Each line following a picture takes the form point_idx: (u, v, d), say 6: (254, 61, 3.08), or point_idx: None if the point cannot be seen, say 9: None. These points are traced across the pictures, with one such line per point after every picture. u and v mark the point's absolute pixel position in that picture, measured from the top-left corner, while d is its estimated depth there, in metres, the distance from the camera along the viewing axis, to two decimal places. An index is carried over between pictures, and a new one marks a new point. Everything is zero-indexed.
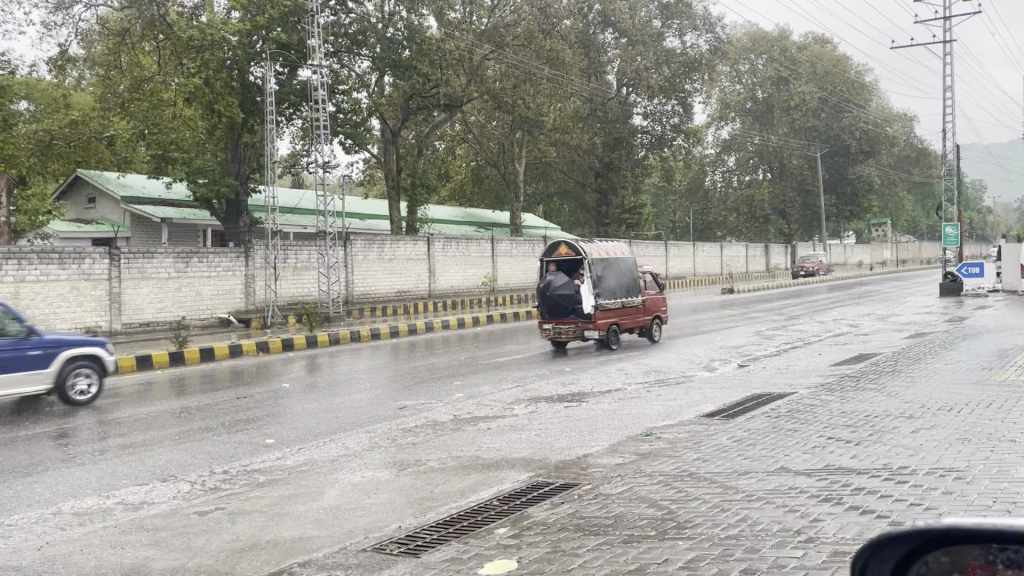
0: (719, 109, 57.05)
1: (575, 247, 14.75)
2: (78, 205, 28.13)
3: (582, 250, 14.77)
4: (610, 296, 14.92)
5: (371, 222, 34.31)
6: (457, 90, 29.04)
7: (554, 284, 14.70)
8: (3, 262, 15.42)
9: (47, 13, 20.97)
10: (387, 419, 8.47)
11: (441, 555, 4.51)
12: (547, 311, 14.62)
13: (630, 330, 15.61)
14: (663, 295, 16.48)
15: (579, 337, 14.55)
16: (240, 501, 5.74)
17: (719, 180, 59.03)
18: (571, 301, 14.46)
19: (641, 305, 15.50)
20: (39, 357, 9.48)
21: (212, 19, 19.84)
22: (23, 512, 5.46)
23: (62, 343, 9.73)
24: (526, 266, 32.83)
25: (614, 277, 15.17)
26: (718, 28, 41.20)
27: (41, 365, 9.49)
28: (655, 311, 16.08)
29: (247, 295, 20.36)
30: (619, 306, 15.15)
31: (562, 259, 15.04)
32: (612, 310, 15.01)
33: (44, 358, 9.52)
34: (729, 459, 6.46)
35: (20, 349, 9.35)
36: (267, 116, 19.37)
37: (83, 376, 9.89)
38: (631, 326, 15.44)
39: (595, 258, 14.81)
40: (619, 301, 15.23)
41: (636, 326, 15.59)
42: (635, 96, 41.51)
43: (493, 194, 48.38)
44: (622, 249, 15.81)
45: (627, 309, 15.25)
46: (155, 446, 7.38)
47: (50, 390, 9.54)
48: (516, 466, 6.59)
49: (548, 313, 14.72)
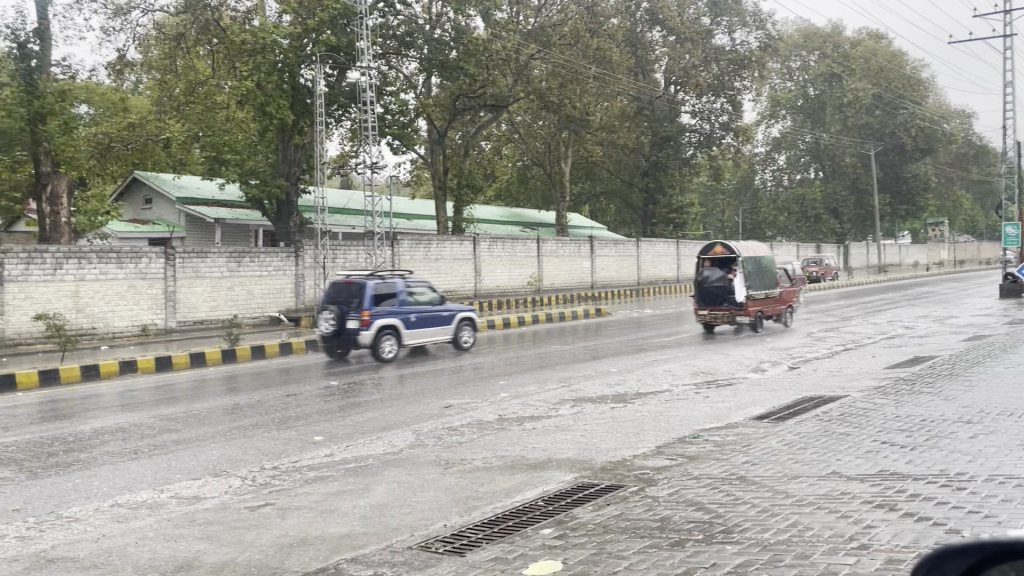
0: (769, 107, 56.19)
1: (728, 247, 17.81)
2: (135, 205, 28.90)
3: (735, 249, 17.82)
4: (756, 288, 17.94)
5: (418, 222, 34.56)
6: (504, 91, 29.09)
7: (711, 277, 17.81)
8: (64, 262, 15.89)
9: (105, 19, 21.55)
10: (432, 417, 8.52)
11: (486, 555, 4.52)
12: (704, 300, 17.73)
13: (769, 317, 18.70)
14: (793, 290, 19.55)
15: (730, 321, 17.59)
16: (289, 497, 5.84)
17: (769, 180, 58.13)
18: (726, 291, 17.54)
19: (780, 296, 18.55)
20: (447, 317, 15.20)
21: (264, 22, 20.20)
22: (81, 505, 5.62)
23: (456, 309, 15.50)
24: (572, 266, 32.73)
25: (759, 273, 18.23)
26: (769, 25, 40.47)
27: (446, 322, 15.26)
28: (787, 301, 19.19)
29: (297, 294, 20.69)
30: (763, 296, 18.21)
31: (716, 257, 18.12)
32: (758, 300, 18.04)
33: (448, 318, 15.26)
34: (779, 463, 6.34)
35: (435, 312, 15.14)
36: (317, 118, 19.66)
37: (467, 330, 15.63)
38: (771, 313, 18.49)
39: (745, 257, 17.90)
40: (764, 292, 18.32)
41: (775, 313, 18.66)
42: (683, 95, 41.10)
43: (538, 194, 48.34)
44: (761, 249, 18.88)
45: (770, 299, 18.31)
46: (208, 442, 7.54)
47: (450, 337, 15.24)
48: (561, 467, 6.56)
49: (704, 301, 17.79)
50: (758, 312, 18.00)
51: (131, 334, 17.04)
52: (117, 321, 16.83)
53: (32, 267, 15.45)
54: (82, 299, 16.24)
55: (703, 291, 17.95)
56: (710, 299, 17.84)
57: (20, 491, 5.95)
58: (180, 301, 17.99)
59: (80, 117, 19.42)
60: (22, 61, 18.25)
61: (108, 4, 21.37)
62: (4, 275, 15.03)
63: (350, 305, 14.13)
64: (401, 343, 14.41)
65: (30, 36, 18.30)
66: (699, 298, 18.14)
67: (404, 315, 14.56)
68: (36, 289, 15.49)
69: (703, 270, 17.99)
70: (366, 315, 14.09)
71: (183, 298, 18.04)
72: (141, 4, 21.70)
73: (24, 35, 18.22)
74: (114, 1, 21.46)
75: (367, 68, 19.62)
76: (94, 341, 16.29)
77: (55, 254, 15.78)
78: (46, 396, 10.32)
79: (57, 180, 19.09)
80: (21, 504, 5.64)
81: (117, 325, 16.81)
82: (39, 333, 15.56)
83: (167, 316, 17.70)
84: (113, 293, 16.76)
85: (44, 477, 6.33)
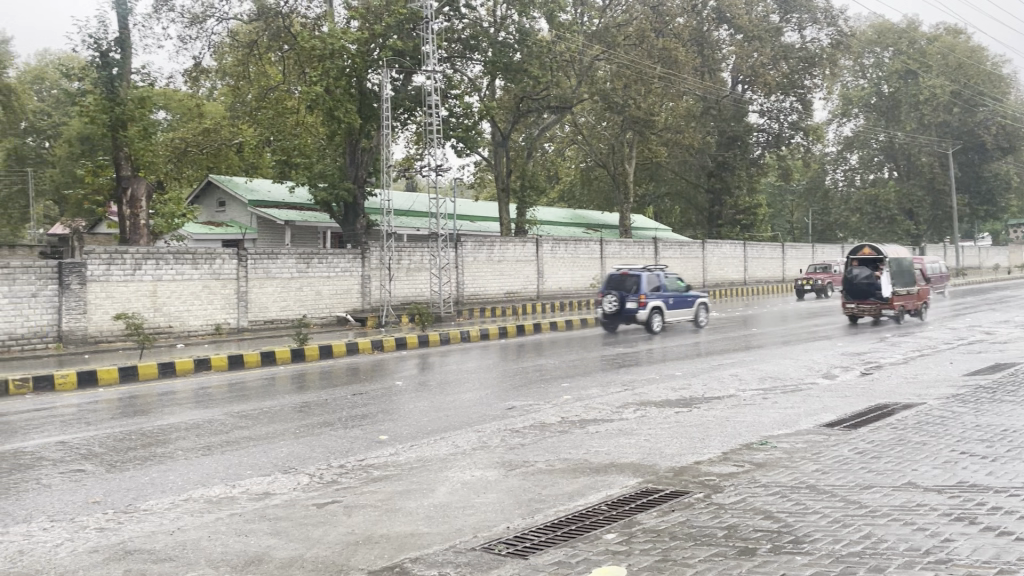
0: (841, 105, 54.73)
1: (877, 249, 19.80)
2: (210, 208, 29.82)
3: (882, 251, 19.81)
4: (901, 286, 19.91)
5: (482, 224, 34.76)
6: (568, 92, 29.03)
7: (859, 275, 19.88)
8: (143, 262, 16.48)
9: (183, 27, 22.29)
10: (495, 419, 8.54)
11: (549, 559, 4.51)
12: (853, 295, 19.87)
13: (911, 312, 20.65)
14: (930, 286, 21.43)
15: (877, 314, 19.64)
16: (355, 494, 5.92)
17: (840, 180, 56.56)
18: (873, 287, 19.58)
19: (920, 291, 20.49)
20: (690, 301, 20.03)
21: (333, 28, 20.65)
22: (157, 498, 5.81)
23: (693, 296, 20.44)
24: (636, 268, 32.44)
25: (902, 272, 20.21)
26: (841, 21, 39.25)
27: (688, 305, 20.17)
28: (927, 298, 21.06)
29: (363, 295, 21.03)
30: (906, 293, 20.16)
31: (863, 256, 20.18)
32: (902, 296, 19.97)
33: (691, 302, 20.15)
34: (851, 472, 6.15)
35: (682, 298, 20.05)
36: (383, 121, 19.96)
37: (701, 312, 20.51)
38: (914, 308, 20.46)
39: (891, 257, 19.89)
40: (907, 288, 20.25)
41: (915, 308, 20.59)
42: (751, 94, 40.34)
43: (602, 195, 48.08)
44: (903, 251, 20.84)
45: (912, 296, 20.23)
46: (277, 439, 7.71)
47: (691, 318, 20.06)
48: (625, 471, 6.50)
49: (853, 296, 19.93)
50: (903, 307, 19.91)
51: (205, 332, 17.58)
52: (193, 320, 17.39)
53: (112, 268, 16.08)
54: (160, 298, 16.83)
55: (851, 286, 20.07)
56: (857, 294, 19.96)
57: (100, 483, 6.19)
58: (252, 301, 18.48)
59: (159, 123, 20.14)
60: (104, 70, 19.03)
61: (185, 13, 22.11)
62: (86, 275, 15.65)
63: (630, 291, 19.10)
64: (664, 320, 19.24)
65: (112, 46, 19.05)
66: (846, 293, 20.25)
67: (663, 298, 19.38)
68: (116, 288, 16.11)
69: (851, 267, 20.07)
70: (642, 298, 19.07)
71: (255, 298, 18.53)
72: (216, 12, 22.39)
73: (106, 45, 19.00)
74: (191, 10, 22.19)
75: (433, 72, 19.81)
76: (170, 339, 16.87)
77: (134, 255, 16.38)
78: (126, 392, 10.72)
79: (137, 184, 19.77)
80: (101, 496, 5.87)
81: (192, 323, 17.36)
82: (119, 331, 16.20)
83: (239, 315, 18.19)
84: (189, 293, 17.31)
85: (123, 470, 6.57)
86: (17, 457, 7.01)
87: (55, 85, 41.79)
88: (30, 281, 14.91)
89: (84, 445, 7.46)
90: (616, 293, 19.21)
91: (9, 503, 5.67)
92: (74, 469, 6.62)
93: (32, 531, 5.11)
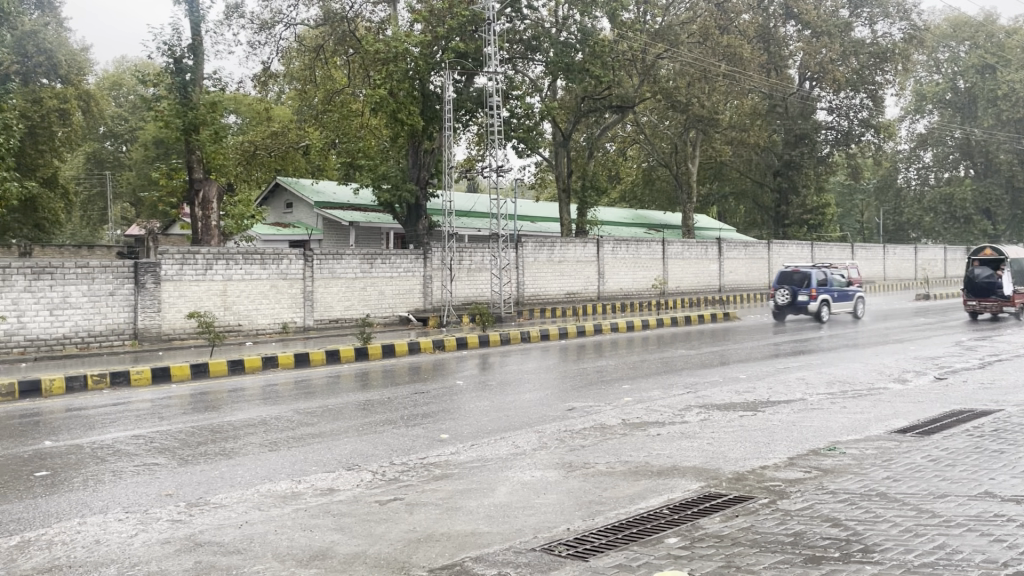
0: (914, 102, 53.03)
1: (1000, 250, 21.06)
2: (278, 210, 30.56)
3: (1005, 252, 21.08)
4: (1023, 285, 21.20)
5: (543, 224, 34.78)
6: (630, 91, 28.82)
7: (980, 274, 21.07)
8: (214, 262, 16.98)
9: (252, 33, 22.88)
10: (556, 419, 8.54)
11: (609, 561, 4.49)
12: (973, 293, 21.07)
13: None
14: None
15: (998, 311, 20.81)
16: (417, 492, 5.99)
17: (914, 179, 54.69)
18: (995, 285, 20.80)
19: None
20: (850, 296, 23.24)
21: (397, 32, 20.99)
22: (227, 492, 5.98)
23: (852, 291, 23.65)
24: (699, 269, 31.97)
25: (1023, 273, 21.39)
26: (915, 15, 37.99)
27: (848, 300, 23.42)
28: None
29: (425, 295, 21.25)
30: None
31: (984, 258, 21.41)
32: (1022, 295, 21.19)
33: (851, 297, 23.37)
34: (924, 480, 5.95)
35: (843, 293, 23.26)
36: (445, 123, 20.14)
37: (858, 305, 23.72)
38: None
39: (1013, 258, 21.08)
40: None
41: None
42: (819, 90, 39.37)
43: (664, 195, 47.58)
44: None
45: None
46: (341, 436, 7.85)
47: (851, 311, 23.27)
48: (688, 475, 6.41)
49: (973, 294, 21.15)
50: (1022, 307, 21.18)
51: (273, 330, 18.02)
52: (261, 319, 17.83)
53: (185, 268, 16.60)
54: (230, 297, 17.30)
55: (972, 285, 21.23)
56: (978, 292, 21.11)
57: (173, 476, 6.39)
58: (317, 300, 18.86)
59: (229, 127, 20.73)
60: (178, 75, 19.69)
61: (254, 19, 22.71)
62: (161, 274, 16.20)
63: (801, 286, 22.23)
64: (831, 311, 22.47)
65: (185, 52, 19.67)
66: (965, 292, 21.45)
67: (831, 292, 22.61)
68: (189, 288, 16.64)
69: (973, 267, 21.27)
70: (812, 291, 22.16)
71: (320, 297, 18.91)
72: (284, 18, 22.94)
73: (180, 51, 19.65)
74: (260, 16, 22.78)
75: (494, 74, 19.90)
76: (239, 337, 17.35)
77: (206, 255, 16.88)
78: (197, 388, 11.05)
79: (210, 187, 20.59)
80: (173, 489, 6.06)
81: (260, 321, 17.80)
82: (192, 329, 16.72)
83: (305, 314, 18.58)
84: (258, 293, 17.75)
85: (194, 464, 6.78)
86: (96, 450, 7.29)
87: (133, 91, 43.42)
88: (108, 280, 15.53)
89: (157, 439, 7.72)
90: (788, 286, 22.25)
91: (87, 493, 5.91)
92: (148, 462, 6.85)
93: (109, 521, 5.31)
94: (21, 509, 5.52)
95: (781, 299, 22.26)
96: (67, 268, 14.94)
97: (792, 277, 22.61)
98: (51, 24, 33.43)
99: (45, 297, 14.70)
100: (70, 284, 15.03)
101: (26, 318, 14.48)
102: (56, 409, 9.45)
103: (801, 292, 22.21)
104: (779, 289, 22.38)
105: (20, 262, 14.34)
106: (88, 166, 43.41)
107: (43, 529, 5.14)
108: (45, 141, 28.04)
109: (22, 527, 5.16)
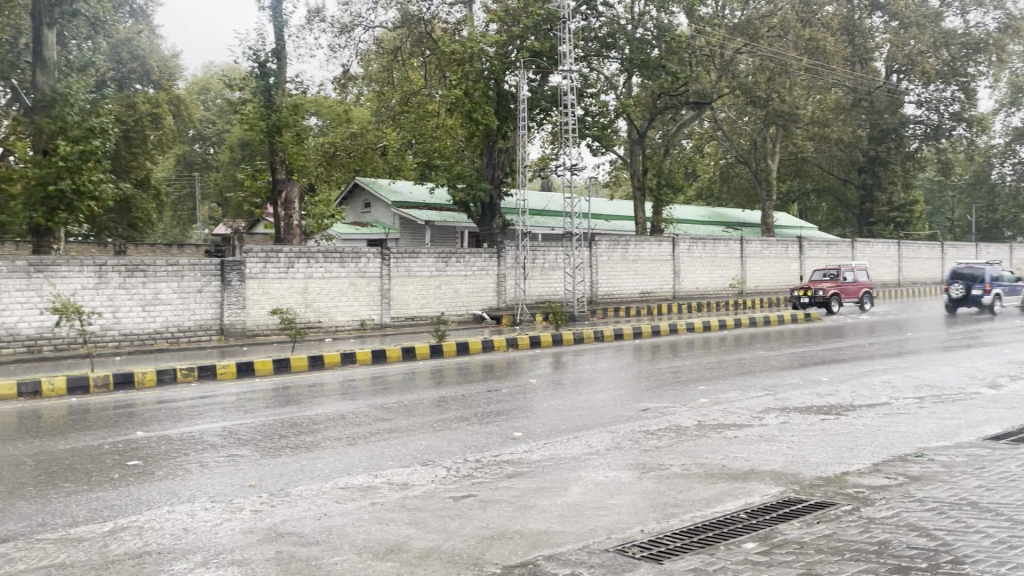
0: (1011, 93, 50.55)
1: None
2: (356, 209, 31.21)
3: None
4: None
5: (617, 223, 34.53)
6: (708, 87, 28.34)
7: None
8: (296, 261, 17.46)
9: (333, 37, 23.43)
10: (629, 420, 8.46)
11: (684, 565, 4.43)
12: None
13: None
14: None
15: None
16: (490, 490, 6.03)
17: (1010, 174, 52.11)
18: None
19: None
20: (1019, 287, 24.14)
21: (473, 32, 21.15)
22: (306, 484, 6.15)
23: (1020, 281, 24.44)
24: (779, 268, 31.21)
25: None
26: (1011, 3, 36.20)
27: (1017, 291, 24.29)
28: None
29: (499, 293, 21.37)
30: None
31: None
32: None
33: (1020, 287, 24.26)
34: (1020, 491, 5.66)
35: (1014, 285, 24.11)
36: (520, 122, 20.18)
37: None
38: None
39: None
40: None
41: None
42: (907, 83, 37.92)
43: (743, 193, 46.58)
44: None
45: None
46: (416, 432, 7.97)
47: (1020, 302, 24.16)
48: (766, 479, 6.26)
49: None
50: None
51: (351, 328, 18.44)
52: (340, 316, 18.24)
53: (268, 266, 17.11)
54: (311, 295, 17.76)
55: None
56: None
57: (256, 468, 6.61)
58: (394, 298, 19.19)
59: (310, 129, 21.29)
60: (262, 79, 20.32)
61: (335, 22, 23.23)
62: (245, 272, 16.76)
63: (976, 281, 23.07)
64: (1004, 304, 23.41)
65: (269, 57, 20.28)
66: None
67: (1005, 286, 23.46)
68: (272, 285, 17.15)
69: None
70: (987, 286, 22.98)
71: (397, 295, 19.23)
72: (363, 21, 23.39)
73: (264, 56, 20.26)
74: (340, 20, 23.29)
75: (569, 72, 19.83)
76: (319, 333, 17.80)
77: (288, 254, 17.37)
78: (280, 383, 11.39)
79: (290, 186, 21.01)
80: (256, 480, 6.26)
81: (339, 319, 18.23)
82: (274, 325, 17.25)
83: (382, 312, 18.94)
84: (337, 290, 18.17)
85: (276, 457, 6.99)
86: (184, 441, 7.60)
87: (220, 95, 45.04)
88: (197, 277, 16.16)
89: (242, 432, 7.99)
90: (962, 282, 23.23)
91: (176, 483, 6.16)
92: (233, 453, 7.10)
93: (196, 510, 5.52)
94: (115, 496, 5.80)
95: (954, 294, 23.25)
96: (159, 266, 15.62)
97: (964, 273, 23.51)
98: (145, 32, 34.96)
99: (139, 293, 15.41)
100: (161, 282, 15.70)
101: (120, 314, 15.22)
102: (148, 401, 9.88)
103: (975, 287, 23.14)
104: (951, 285, 23.39)
105: (115, 260, 15.08)
106: (178, 168, 45.24)
107: (136, 515, 5.38)
108: (139, 144, 29.34)
109: (116, 513, 5.42)
